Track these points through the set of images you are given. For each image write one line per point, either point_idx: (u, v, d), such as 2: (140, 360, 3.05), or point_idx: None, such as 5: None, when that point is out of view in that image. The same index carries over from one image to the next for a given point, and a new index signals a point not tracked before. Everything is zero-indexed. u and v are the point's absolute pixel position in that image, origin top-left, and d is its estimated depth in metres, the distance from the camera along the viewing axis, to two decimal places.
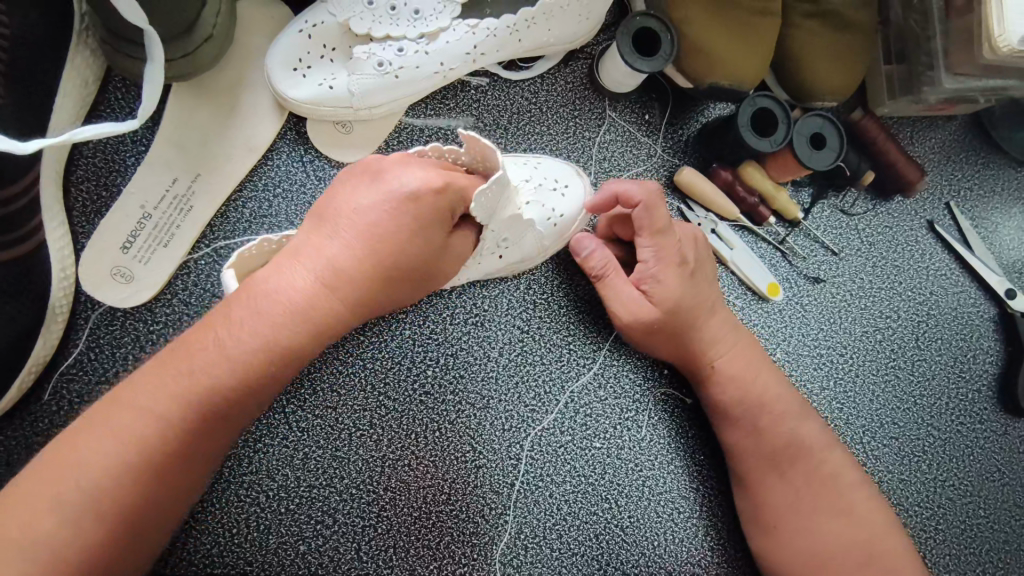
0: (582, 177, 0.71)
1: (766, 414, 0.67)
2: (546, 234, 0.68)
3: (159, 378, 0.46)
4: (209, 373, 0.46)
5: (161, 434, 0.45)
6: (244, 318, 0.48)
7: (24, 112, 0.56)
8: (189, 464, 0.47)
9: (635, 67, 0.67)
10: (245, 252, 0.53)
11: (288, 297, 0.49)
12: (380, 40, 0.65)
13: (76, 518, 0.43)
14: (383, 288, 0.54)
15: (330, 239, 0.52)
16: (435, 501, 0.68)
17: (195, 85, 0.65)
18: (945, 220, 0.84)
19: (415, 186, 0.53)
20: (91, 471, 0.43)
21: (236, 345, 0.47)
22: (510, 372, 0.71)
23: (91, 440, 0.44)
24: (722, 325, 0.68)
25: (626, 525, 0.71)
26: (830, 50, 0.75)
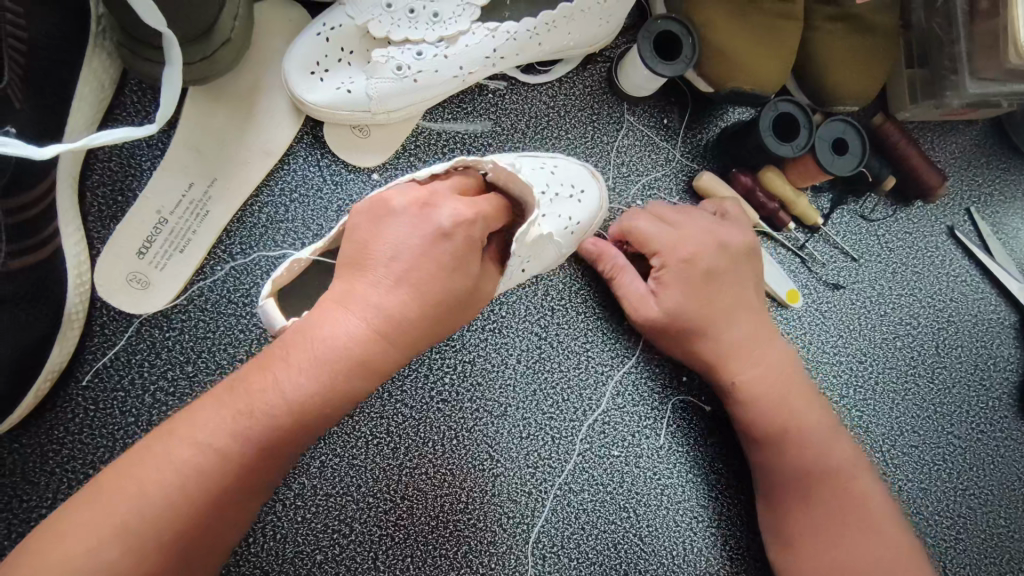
0: (598, 181, 0.69)
1: (791, 425, 0.66)
2: (565, 243, 0.66)
3: (217, 412, 0.47)
4: (269, 413, 0.47)
5: (220, 466, 0.46)
6: (301, 361, 0.48)
7: (42, 117, 0.55)
8: (245, 495, 0.48)
9: (656, 71, 0.66)
10: (278, 279, 0.53)
11: (340, 346, 0.48)
12: (399, 43, 0.65)
13: (129, 544, 0.43)
14: (435, 328, 0.54)
15: (374, 284, 0.51)
16: (452, 509, 0.67)
17: (212, 89, 0.65)
18: (965, 226, 0.83)
19: (448, 223, 0.53)
20: (151, 500, 0.44)
21: (295, 389, 0.47)
22: (528, 379, 0.70)
23: (149, 469, 0.45)
24: (756, 330, 0.67)
25: (644, 534, 0.70)
26: (852, 53, 0.74)
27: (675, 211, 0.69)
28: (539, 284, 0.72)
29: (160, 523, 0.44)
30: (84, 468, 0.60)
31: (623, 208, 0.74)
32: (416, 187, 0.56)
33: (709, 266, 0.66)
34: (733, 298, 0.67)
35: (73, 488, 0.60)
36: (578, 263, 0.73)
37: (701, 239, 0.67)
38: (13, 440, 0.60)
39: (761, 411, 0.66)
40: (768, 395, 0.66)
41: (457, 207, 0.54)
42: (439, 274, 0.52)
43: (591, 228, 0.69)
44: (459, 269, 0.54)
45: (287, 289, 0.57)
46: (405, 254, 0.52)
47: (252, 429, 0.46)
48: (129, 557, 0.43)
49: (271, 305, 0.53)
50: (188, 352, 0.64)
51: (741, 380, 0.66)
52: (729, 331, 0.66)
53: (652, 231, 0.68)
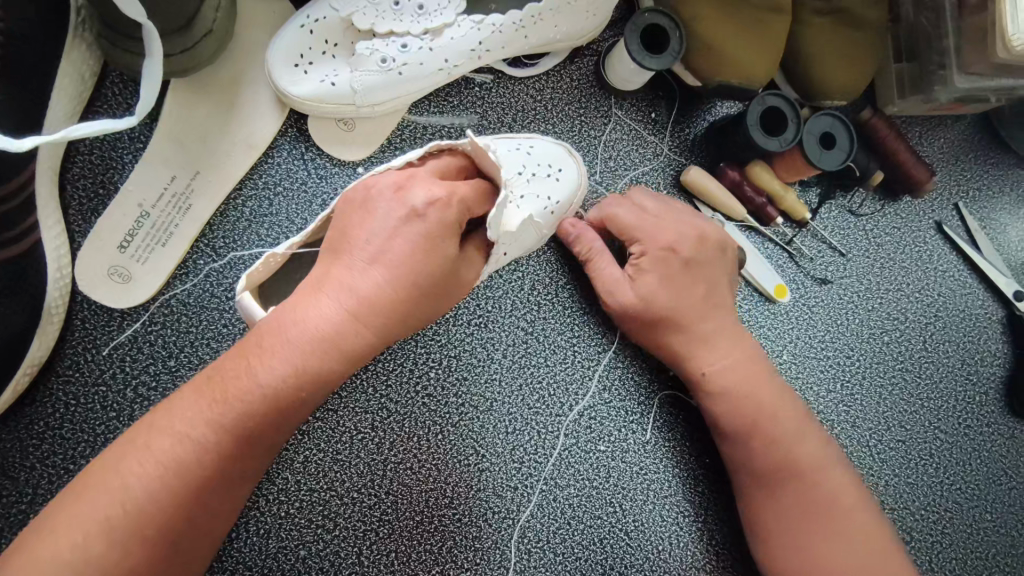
0: (574, 159, 0.68)
1: (767, 420, 0.65)
2: (545, 224, 0.65)
3: (196, 403, 0.47)
4: (244, 400, 0.47)
5: (201, 456, 0.46)
6: (276, 346, 0.48)
7: (19, 108, 0.54)
8: (228, 484, 0.48)
9: (643, 64, 0.66)
10: (254, 272, 0.53)
11: (314, 327, 0.49)
12: (384, 35, 0.64)
13: (114, 538, 0.43)
14: (413, 313, 0.54)
15: (350, 270, 0.52)
16: (437, 505, 0.67)
17: (194, 81, 0.64)
18: (953, 221, 0.83)
19: (422, 203, 0.54)
20: (134, 494, 0.44)
21: (269, 375, 0.47)
22: (514, 374, 0.70)
23: (130, 463, 0.45)
24: (723, 323, 0.68)
25: (630, 529, 0.70)
26: (840, 47, 0.74)
27: (653, 198, 0.70)
28: (525, 277, 0.71)
29: (145, 516, 0.44)
30: (65, 463, 0.60)
31: None
32: (394, 173, 0.56)
33: (685, 254, 0.67)
34: (703, 290, 0.67)
35: (53, 483, 0.59)
36: (565, 258, 0.73)
37: (677, 231, 0.67)
38: None
39: (730, 408, 0.65)
40: (738, 391, 0.66)
41: (431, 187, 0.54)
42: (414, 257, 0.53)
43: (569, 207, 0.68)
44: (435, 250, 0.53)
45: (269, 282, 0.57)
46: (380, 234, 0.53)
47: (228, 414, 0.46)
48: (114, 549, 0.43)
49: (249, 298, 0.53)
50: (170, 346, 0.63)
51: (709, 372, 0.66)
52: (695, 326, 0.66)
53: (632, 222, 0.68)
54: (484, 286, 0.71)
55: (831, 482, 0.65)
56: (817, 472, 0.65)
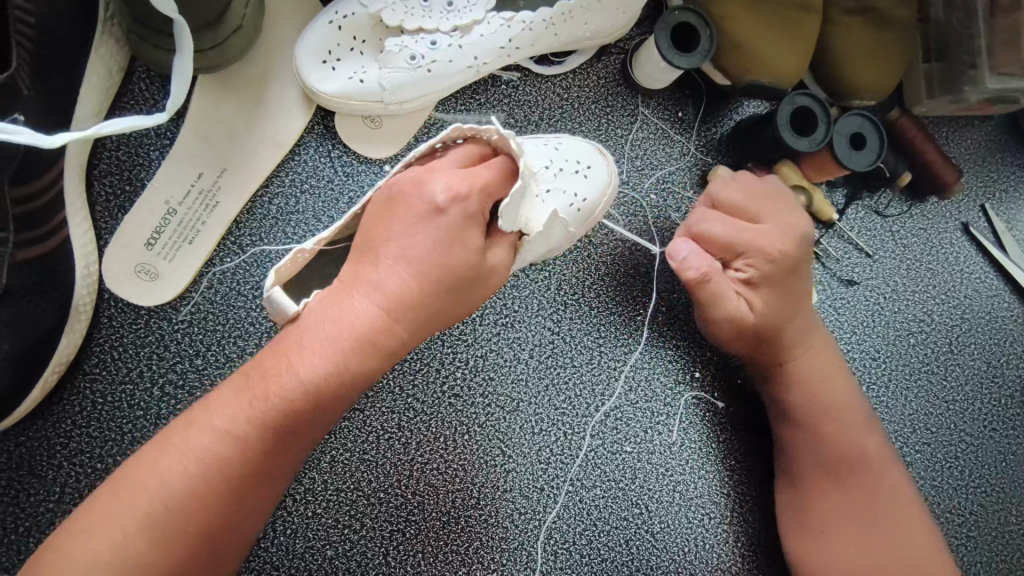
0: (604, 157, 0.68)
1: (836, 412, 0.65)
2: (571, 221, 0.65)
3: (236, 401, 0.47)
4: (282, 398, 0.47)
5: (239, 452, 0.46)
6: (315, 342, 0.48)
7: (49, 105, 0.54)
8: (267, 481, 0.48)
9: (673, 63, 0.65)
10: (282, 267, 0.51)
11: (351, 324, 0.49)
12: (413, 32, 0.64)
13: (153, 536, 0.44)
14: (446, 310, 0.54)
15: (379, 266, 0.51)
16: (463, 505, 0.66)
17: (221, 77, 0.64)
18: (980, 222, 0.82)
19: (443, 198, 0.52)
20: (175, 490, 0.45)
21: (309, 371, 0.47)
22: (540, 374, 0.70)
23: (170, 461, 0.45)
24: (807, 321, 0.67)
25: (656, 530, 0.70)
26: (870, 47, 0.73)
27: (766, 181, 0.68)
28: (551, 277, 0.71)
29: (184, 514, 0.44)
30: (92, 462, 0.59)
31: (637, 202, 0.73)
32: (415, 169, 0.55)
33: (794, 260, 0.65)
34: (794, 290, 0.65)
35: (80, 481, 0.59)
36: (592, 257, 0.72)
37: (781, 233, 0.65)
38: (20, 433, 0.59)
39: (808, 400, 0.65)
40: (818, 384, 0.66)
41: (451, 180, 0.53)
42: (438, 252, 0.52)
43: (598, 208, 0.67)
44: (456, 244, 0.53)
45: (297, 277, 0.56)
46: (403, 233, 0.52)
47: (268, 413, 0.47)
48: (154, 548, 0.43)
49: (279, 295, 0.50)
50: (197, 344, 0.63)
51: (788, 366, 0.66)
52: (775, 330, 0.65)
53: (735, 233, 0.65)
54: (511, 286, 0.70)
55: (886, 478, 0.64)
56: (874, 468, 0.64)
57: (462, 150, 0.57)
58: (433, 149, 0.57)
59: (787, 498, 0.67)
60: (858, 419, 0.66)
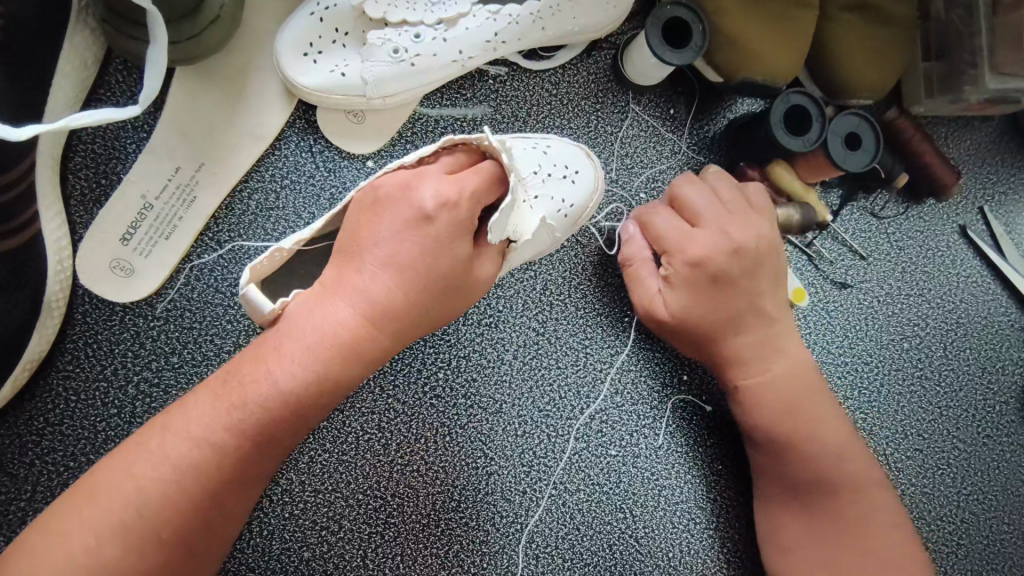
0: (591, 161, 0.66)
1: (803, 433, 0.63)
2: (558, 227, 0.63)
3: (211, 406, 0.46)
4: (258, 406, 0.46)
5: (213, 458, 0.45)
6: (292, 349, 0.47)
7: (19, 96, 0.53)
8: (243, 486, 0.48)
9: (663, 58, 0.63)
10: (259, 264, 0.50)
11: (329, 332, 0.48)
12: (397, 24, 0.62)
13: (127, 543, 0.43)
14: (427, 316, 0.53)
15: (362, 272, 0.50)
16: (444, 508, 0.65)
17: (200, 68, 0.62)
18: (978, 225, 0.81)
19: (432, 205, 0.51)
20: (148, 496, 0.44)
21: (286, 380, 0.46)
22: (525, 376, 0.68)
23: (144, 466, 0.45)
24: (766, 335, 0.64)
25: (640, 535, 0.68)
26: (867, 44, 0.71)
27: (729, 188, 0.65)
28: (538, 277, 0.70)
29: (159, 521, 0.44)
30: (64, 460, 0.58)
31: (626, 201, 0.72)
32: (402, 172, 0.53)
33: (715, 266, 0.61)
34: (738, 303, 0.62)
35: (52, 480, 0.58)
36: (578, 257, 0.71)
37: (712, 239, 0.62)
38: None
39: (785, 409, 0.63)
40: (782, 404, 0.63)
41: (440, 186, 0.51)
42: (425, 260, 0.51)
43: (586, 212, 0.65)
44: (444, 252, 0.52)
45: (273, 276, 0.55)
46: (389, 239, 0.51)
47: (246, 421, 0.46)
48: (129, 555, 0.43)
49: (254, 290, 0.49)
50: (173, 342, 0.61)
51: (745, 385, 0.64)
52: (742, 335, 0.63)
53: (668, 227, 0.64)
54: (497, 286, 0.69)
55: (865, 504, 0.63)
56: (850, 493, 0.63)
57: (451, 155, 0.55)
58: (420, 159, 0.55)
59: (761, 514, 0.66)
60: (827, 441, 0.63)
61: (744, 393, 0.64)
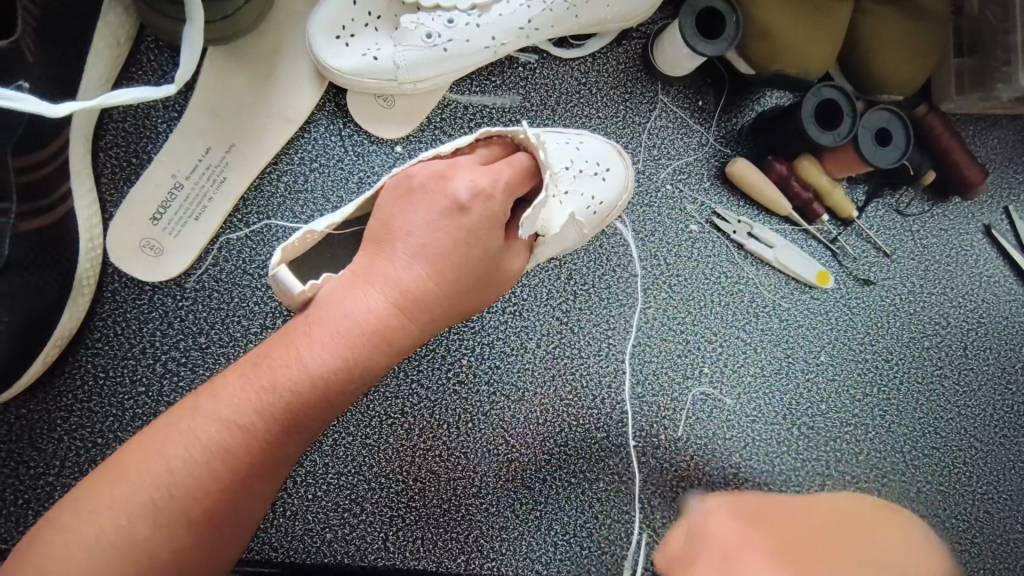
0: (624, 159, 0.65)
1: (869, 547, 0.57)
2: (586, 224, 0.63)
3: (241, 389, 0.47)
4: (291, 390, 0.46)
5: (242, 440, 0.46)
6: (325, 337, 0.47)
7: (54, 73, 0.53)
8: (271, 470, 0.48)
9: (697, 49, 0.63)
10: (292, 245, 0.49)
11: (362, 319, 0.48)
12: (430, 9, 0.62)
13: (159, 521, 0.43)
14: (456, 307, 0.53)
15: (394, 259, 0.50)
16: (465, 493, 0.66)
17: (233, 50, 0.62)
18: (1003, 225, 0.80)
19: (466, 196, 0.51)
20: (179, 478, 0.44)
21: (321, 366, 0.47)
22: (547, 365, 0.69)
23: (175, 446, 0.45)
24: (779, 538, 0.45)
25: (658, 525, 0.69)
26: (901, 39, 0.71)
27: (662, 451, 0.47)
28: (561, 267, 0.70)
29: (190, 502, 0.44)
30: (92, 436, 0.59)
31: (652, 193, 0.72)
32: (435, 163, 0.53)
33: None
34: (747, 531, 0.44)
35: (80, 456, 0.59)
36: (603, 248, 0.71)
37: None
38: (22, 405, 0.58)
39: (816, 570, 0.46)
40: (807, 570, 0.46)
41: (475, 177, 0.52)
42: (458, 251, 0.51)
43: (614, 209, 0.65)
44: (478, 243, 0.52)
45: (303, 259, 0.55)
46: (424, 229, 0.51)
47: (276, 404, 0.46)
48: (160, 533, 0.43)
49: (285, 272, 0.49)
50: (200, 322, 0.62)
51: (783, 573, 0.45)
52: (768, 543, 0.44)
53: None
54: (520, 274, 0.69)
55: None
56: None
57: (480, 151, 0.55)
58: (455, 150, 0.55)
59: None
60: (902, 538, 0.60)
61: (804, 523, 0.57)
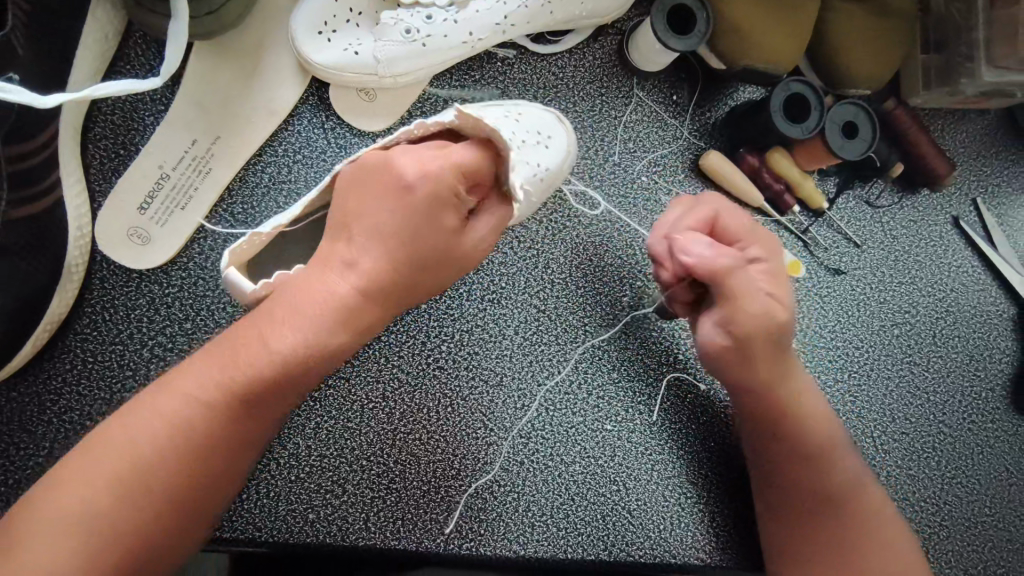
0: (562, 126, 0.67)
1: (791, 439, 0.64)
2: (535, 192, 0.63)
3: (207, 368, 0.49)
4: (252, 368, 0.48)
5: (204, 416, 0.48)
6: (283, 317, 0.49)
7: (44, 65, 0.55)
8: (232, 447, 0.50)
9: (668, 45, 0.65)
10: (239, 247, 0.53)
11: (319, 299, 0.50)
12: (409, 6, 0.64)
13: (121, 494, 0.46)
14: (417, 284, 0.54)
15: (354, 243, 0.52)
16: (444, 475, 0.68)
17: (218, 45, 0.64)
18: (970, 217, 0.82)
19: (415, 177, 0.52)
20: (143, 452, 0.47)
21: (278, 344, 0.49)
22: (525, 351, 0.71)
23: (141, 422, 0.47)
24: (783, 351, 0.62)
25: (633, 507, 0.71)
26: (867, 37, 0.73)
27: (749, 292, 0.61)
28: (539, 255, 0.72)
29: (150, 477, 0.46)
30: (81, 419, 0.61)
31: (628, 184, 0.74)
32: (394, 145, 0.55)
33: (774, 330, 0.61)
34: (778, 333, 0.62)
35: (70, 437, 0.61)
36: (580, 237, 0.73)
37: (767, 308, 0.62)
38: (11, 388, 0.60)
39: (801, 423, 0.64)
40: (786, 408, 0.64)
41: (426, 159, 0.53)
42: (411, 226, 0.52)
43: (559, 176, 0.66)
44: (431, 219, 0.53)
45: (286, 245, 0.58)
46: (377, 207, 0.53)
47: (236, 381, 0.48)
48: (123, 505, 0.46)
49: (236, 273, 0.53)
50: (186, 309, 0.64)
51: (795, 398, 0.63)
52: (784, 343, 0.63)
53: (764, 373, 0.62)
54: (499, 262, 0.71)
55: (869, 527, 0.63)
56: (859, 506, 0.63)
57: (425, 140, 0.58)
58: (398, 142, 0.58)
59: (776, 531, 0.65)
60: (826, 453, 0.64)
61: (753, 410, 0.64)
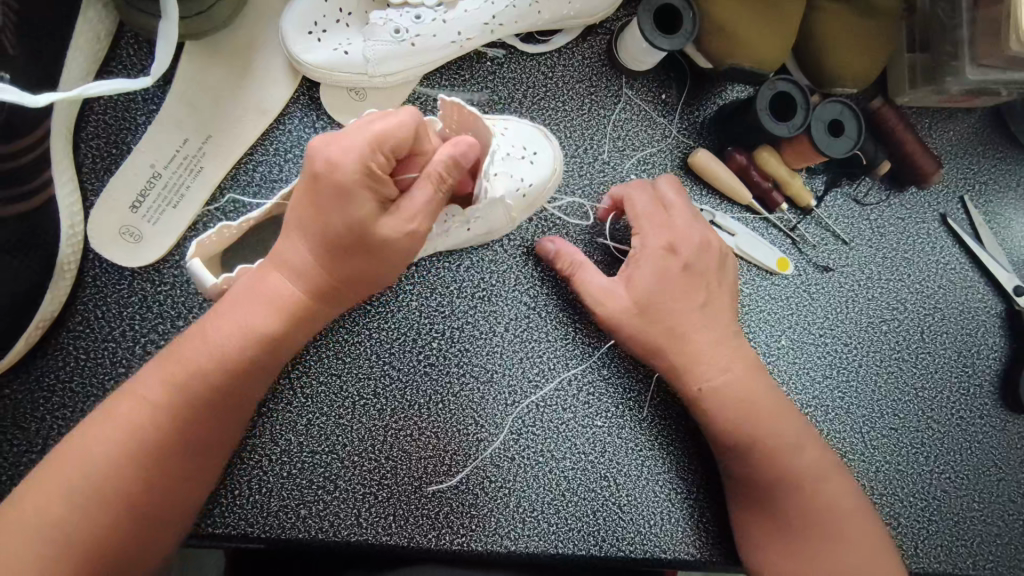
0: (549, 141, 0.68)
1: (744, 432, 0.65)
2: (516, 204, 0.66)
3: (156, 374, 0.52)
4: (196, 366, 0.52)
5: (156, 419, 0.51)
6: (223, 318, 0.52)
7: (33, 65, 0.55)
8: (185, 446, 0.52)
9: (654, 44, 0.66)
10: (204, 240, 0.54)
11: (258, 297, 0.52)
12: (399, 6, 0.65)
13: (75, 498, 0.48)
14: (358, 281, 0.55)
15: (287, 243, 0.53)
16: (435, 472, 0.68)
17: (209, 45, 0.65)
18: (957, 213, 0.83)
19: (327, 162, 0.50)
20: (98, 456, 0.49)
21: (218, 341, 0.52)
22: (515, 348, 0.71)
23: (96, 430, 0.50)
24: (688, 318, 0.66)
25: (624, 502, 0.71)
26: (853, 36, 0.74)
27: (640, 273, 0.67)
28: (529, 253, 0.72)
29: (105, 481, 0.49)
30: (73, 416, 0.61)
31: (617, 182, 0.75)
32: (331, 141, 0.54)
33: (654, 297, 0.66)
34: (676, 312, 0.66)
35: (62, 435, 0.61)
36: (569, 235, 0.73)
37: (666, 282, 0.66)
38: (5, 386, 0.61)
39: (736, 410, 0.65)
40: (732, 398, 0.65)
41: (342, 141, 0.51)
42: (331, 216, 0.51)
43: (545, 191, 0.68)
44: (348, 203, 0.51)
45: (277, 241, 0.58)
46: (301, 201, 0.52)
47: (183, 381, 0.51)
48: (76, 509, 0.48)
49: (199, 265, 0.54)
50: (178, 306, 0.64)
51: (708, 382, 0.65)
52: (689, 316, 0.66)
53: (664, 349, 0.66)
54: (489, 260, 0.72)
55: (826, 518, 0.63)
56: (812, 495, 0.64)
57: None
58: None
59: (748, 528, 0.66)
60: (775, 449, 0.64)
61: (700, 416, 0.66)
